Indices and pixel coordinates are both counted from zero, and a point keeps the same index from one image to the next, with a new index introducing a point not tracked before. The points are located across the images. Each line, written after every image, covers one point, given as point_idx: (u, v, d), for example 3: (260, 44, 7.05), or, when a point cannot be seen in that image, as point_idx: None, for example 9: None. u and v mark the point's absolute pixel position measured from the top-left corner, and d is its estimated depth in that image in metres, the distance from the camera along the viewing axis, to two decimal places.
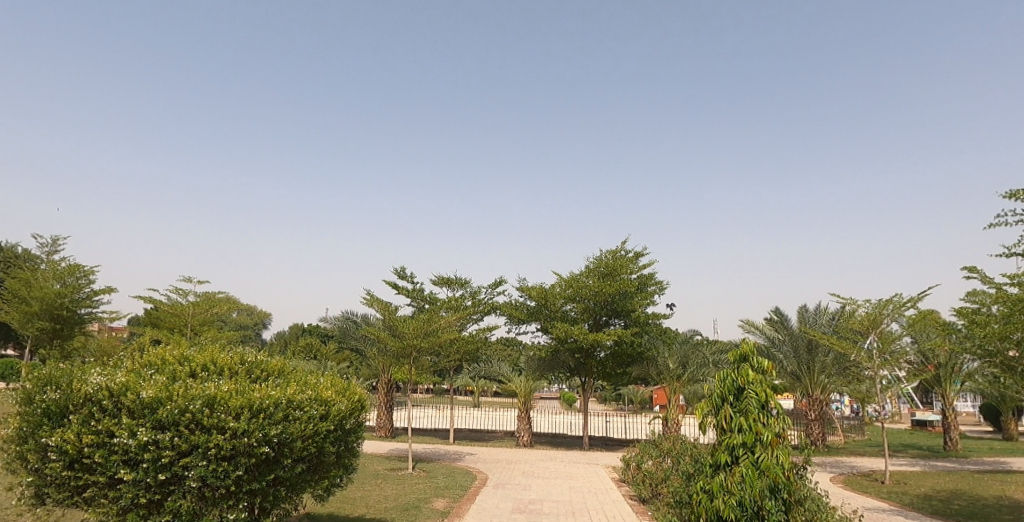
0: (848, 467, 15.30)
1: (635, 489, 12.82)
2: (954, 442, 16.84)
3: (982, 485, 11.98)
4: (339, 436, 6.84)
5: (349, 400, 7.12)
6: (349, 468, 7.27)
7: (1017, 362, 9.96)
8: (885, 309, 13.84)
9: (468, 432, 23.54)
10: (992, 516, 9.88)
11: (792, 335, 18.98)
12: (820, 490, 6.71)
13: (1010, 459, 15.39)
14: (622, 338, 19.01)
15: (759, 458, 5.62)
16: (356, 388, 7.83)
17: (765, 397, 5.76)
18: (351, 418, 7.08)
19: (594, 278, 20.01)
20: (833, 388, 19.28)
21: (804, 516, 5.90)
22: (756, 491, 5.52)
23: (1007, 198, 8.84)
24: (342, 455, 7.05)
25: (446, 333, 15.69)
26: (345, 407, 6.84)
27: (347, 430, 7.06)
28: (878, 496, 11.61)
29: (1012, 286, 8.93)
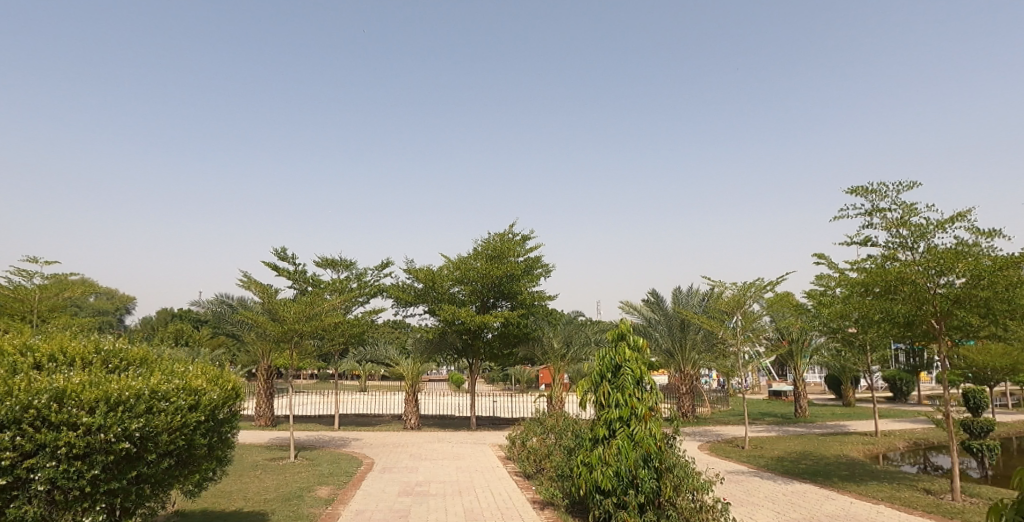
0: (713, 435, 16.75)
1: (520, 466, 13.20)
2: (802, 409, 18.97)
3: (824, 446, 13.60)
4: (210, 427, 6.36)
5: (222, 389, 6.63)
6: (222, 460, 6.81)
7: (854, 336, 11.38)
8: (748, 290, 15.15)
9: (354, 417, 22.95)
10: (830, 472, 11.26)
11: (667, 315, 20.39)
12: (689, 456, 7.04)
13: (846, 423, 17.61)
14: (508, 319, 19.33)
15: (634, 431, 6.39)
16: (230, 375, 7.30)
17: (640, 374, 6.57)
18: (223, 408, 6.61)
19: (481, 261, 20.16)
20: (702, 363, 20.86)
21: (672, 482, 6.28)
22: (631, 461, 6.31)
23: (853, 194, 9.57)
24: (215, 447, 6.57)
25: (330, 316, 15.07)
26: (217, 397, 6.36)
27: (220, 420, 6.59)
28: (738, 460, 12.82)
29: (851, 272, 10.09)
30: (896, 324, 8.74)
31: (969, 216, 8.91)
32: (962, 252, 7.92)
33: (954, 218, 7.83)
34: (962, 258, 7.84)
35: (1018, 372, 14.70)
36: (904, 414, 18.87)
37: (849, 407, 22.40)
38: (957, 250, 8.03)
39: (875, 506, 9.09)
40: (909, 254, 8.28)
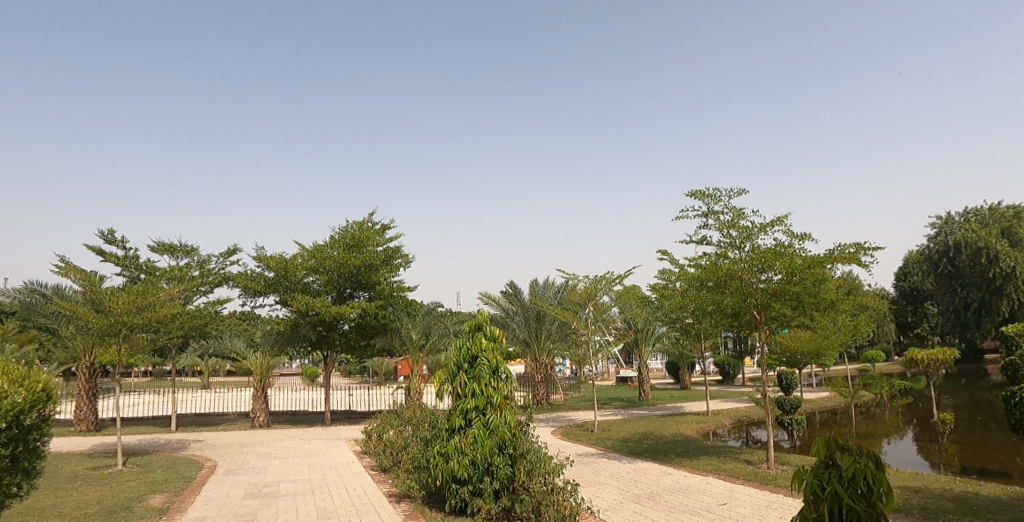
0: (565, 420, 17.68)
1: (377, 459, 12.96)
2: (645, 393, 20.64)
3: (662, 427, 14.94)
4: (12, 436, 5.52)
5: (27, 392, 5.77)
6: (29, 473, 5.96)
7: (690, 326, 12.59)
8: (599, 283, 16.14)
9: (195, 417, 21.10)
10: (666, 450, 12.40)
11: (523, 306, 21.17)
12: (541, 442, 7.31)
13: (682, 404, 19.46)
14: (366, 310, 18.85)
15: (489, 419, 6.62)
16: (39, 374, 6.37)
17: (496, 364, 6.84)
18: (29, 413, 5.77)
19: (338, 250, 19.46)
20: (556, 352, 21.86)
21: (525, 467, 6.56)
22: (486, 449, 6.51)
23: (690, 196, 10.26)
24: (18, 458, 5.72)
25: (166, 307, 13.66)
26: (20, 400, 5.52)
27: (24, 427, 5.74)
28: (587, 443, 13.69)
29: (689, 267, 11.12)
30: (725, 314, 9.81)
31: (786, 220, 9.97)
32: (780, 252, 9.05)
33: (774, 222, 8.92)
34: (780, 257, 8.97)
35: (819, 356, 17.17)
36: (729, 395, 21.25)
37: (685, 391, 24.75)
38: (776, 250, 9.16)
39: (704, 478, 10.19)
40: (738, 252, 9.33)
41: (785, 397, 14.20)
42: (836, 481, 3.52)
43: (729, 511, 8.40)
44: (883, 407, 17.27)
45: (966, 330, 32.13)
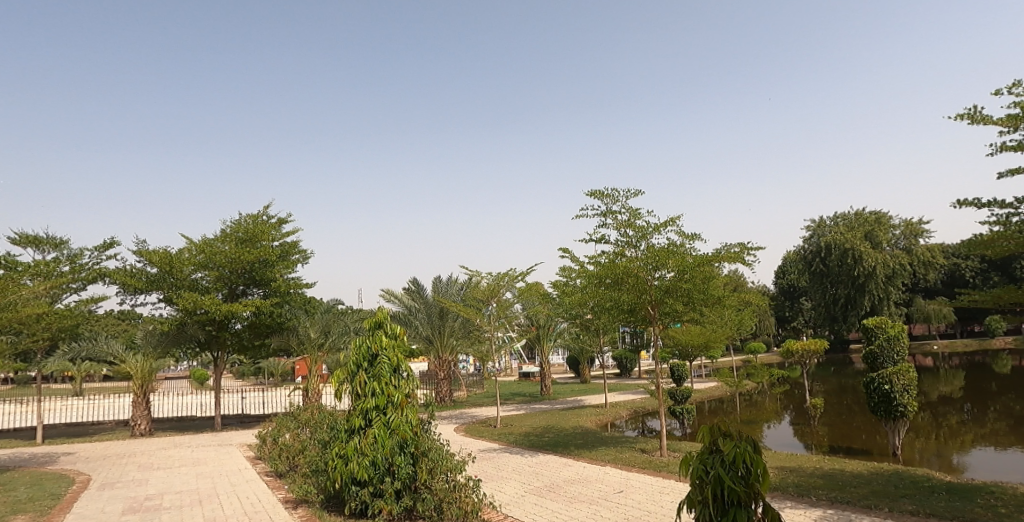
0: (469, 417, 17.67)
1: (271, 465, 12.31)
2: (547, 388, 21.06)
3: (563, 420, 15.29)
4: None
5: None
6: None
7: (590, 321, 12.96)
8: (502, 280, 16.25)
9: (62, 427, 19.09)
10: (568, 442, 12.70)
11: (426, 303, 20.94)
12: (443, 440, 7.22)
13: (582, 398, 20.04)
14: (261, 309, 17.86)
15: (390, 419, 6.45)
16: None
17: (397, 362, 6.68)
18: None
19: (229, 245, 18.31)
20: (459, 349, 21.80)
21: (428, 465, 6.43)
22: (387, 450, 6.34)
23: (589, 195, 10.49)
24: None
25: (28, 307, 12.22)
26: None
27: None
28: (491, 439, 13.75)
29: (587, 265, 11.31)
30: (622, 310, 10.14)
31: (678, 221, 10.47)
32: (672, 251, 9.48)
33: (667, 222, 9.31)
34: (672, 256, 9.40)
35: (707, 349, 18.25)
36: (626, 388, 22.10)
37: (584, 384, 25.53)
38: (669, 249, 9.59)
39: (603, 467, 10.52)
40: (634, 251, 9.67)
41: (678, 388, 14.97)
42: (719, 465, 3.72)
43: (625, 498, 8.71)
44: (762, 395, 18.65)
45: (834, 323, 35.40)
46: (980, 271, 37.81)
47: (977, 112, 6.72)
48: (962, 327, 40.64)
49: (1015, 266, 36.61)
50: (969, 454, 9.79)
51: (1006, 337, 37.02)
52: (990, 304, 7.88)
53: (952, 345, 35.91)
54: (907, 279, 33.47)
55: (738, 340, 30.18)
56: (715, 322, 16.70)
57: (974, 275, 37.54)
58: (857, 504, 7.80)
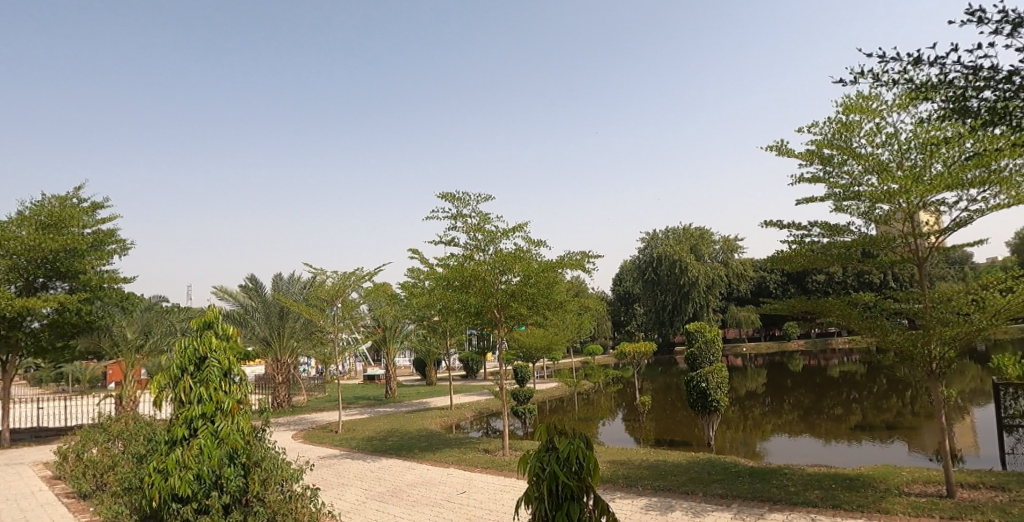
0: (309, 422, 16.80)
1: (71, 485, 10.70)
2: (392, 390, 20.69)
3: (408, 422, 15.08)
4: None
5: None
6: None
7: (438, 323, 12.92)
8: (348, 280, 15.67)
9: None
10: (413, 445, 12.54)
11: (265, 302, 19.46)
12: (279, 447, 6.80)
13: (428, 400, 19.95)
14: (66, 305, 15.52)
15: (218, 427, 5.83)
16: None
17: (228, 366, 6.04)
18: None
19: (27, 230, 15.72)
20: (300, 351, 20.69)
21: (261, 476, 6.15)
22: (213, 461, 5.73)
23: (438, 197, 10.41)
24: None
25: None
26: None
27: None
28: (332, 445, 13.17)
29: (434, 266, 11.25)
30: (468, 313, 10.21)
31: (525, 227, 10.78)
32: (518, 256, 9.73)
33: (515, 228, 9.52)
34: (519, 261, 9.64)
35: (548, 351, 19.01)
36: (472, 389, 22.38)
37: (431, 386, 25.44)
38: (515, 254, 9.84)
39: (446, 469, 10.53)
40: (482, 254, 9.80)
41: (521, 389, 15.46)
42: (554, 463, 3.86)
43: (468, 498, 8.78)
44: (597, 393, 19.87)
45: (662, 326, 38.70)
46: (778, 282, 43.58)
47: (782, 145, 7.69)
48: (764, 332, 46.48)
49: (806, 280, 42.69)
50: (768, 442, 11.18)
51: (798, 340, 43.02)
52: (787, 311, 9.05)
53: (756, 347, 40.95)
54: (724, 288, 37.52)
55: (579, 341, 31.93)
56: (557, 325, 17.49)
57: (776, 287, 43.16)
58: (677, 491, 8.55)
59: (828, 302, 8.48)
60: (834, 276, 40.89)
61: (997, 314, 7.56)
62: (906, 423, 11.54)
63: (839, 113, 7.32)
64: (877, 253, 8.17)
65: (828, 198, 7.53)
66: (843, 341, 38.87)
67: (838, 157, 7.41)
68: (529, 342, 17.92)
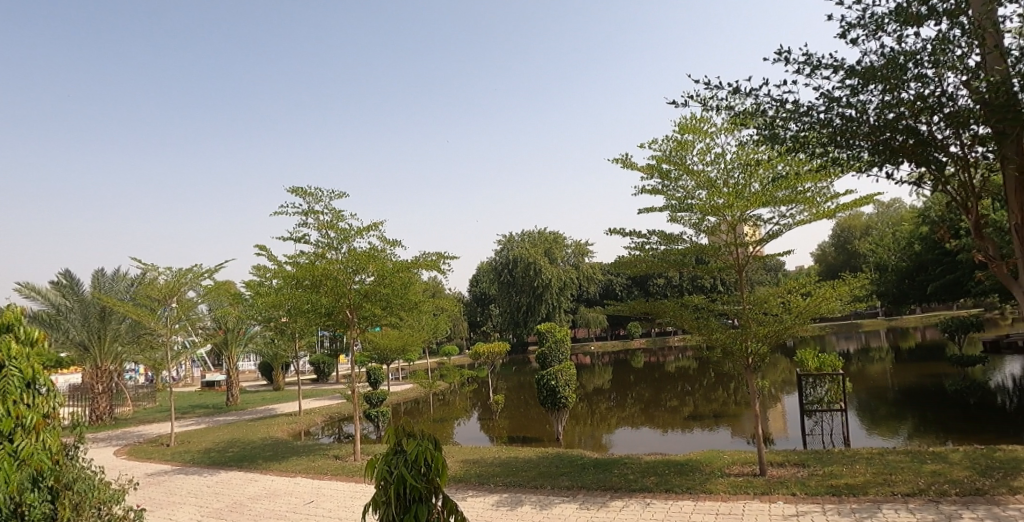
0: (134, 436, 15.08)
1: None
2: (235, 396, 19.26)
3: (252, 431, 14.08)
4: None
5: None
6: None
7: (285, 324, 12.22)
8: (184, 278, 14.32)
9: None
10: (256, 455, 11.73)
11: (83, 302, 17.18)
12: (96, 467, 5.65)
13: (276, 406, 18.83)
14: None
15: (19, 447, 4.47)
16: None
17: (31, 374, 4.71)
18: None
19: None
20: (125, 357, 18.56)
21: (76, 500, 4.84)
22: (11, 487, 4.41)
23: (288, 191, 9.85)
24: None
25: None
26: None
27: None
28: (161, 460, 11.92)
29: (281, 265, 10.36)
30: (319, 314, 9.74)
31: (381, 225, 10.49)
32: (373, 255, 9.45)
33: (370, 226, 9.21)
34: (373, 260, 9.37)
35: (404, 352, 18.75)
36: (323, 393, 21.46)
37: (278, 392, 24.04)
38: (369, 253, 9.54)
39: (293, 479, 9.97)
40: (334, 253, 9.40)
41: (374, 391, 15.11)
42: (402, 465, 3.80)
43: (314, 507, 8.40)
44: (453, 394, 19.97)
45: (516, 327, 39.64)
46: (624, 285, 46.93)
47: (627, 158, 8.18)
48: (611, 331, 49.71)
49: (648, 283, 46.41)
50: (613, 435, 11.89)
51: (640, 338, 46.55)
52: (629, 312, 9.68)
53: (604, 345, 43.63)
54: (574, 290, 39.54)
55: (435, 342, 31.91)
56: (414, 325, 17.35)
57: (622, 289, 46.43)
58: (528, 485, 8.80)
59: (663, 304, 9.20)
60: (671, 280, 44.82)
61: (799, 314, 8.67)
62: (729, 412, 12.86)
63: (676, 132, 7.93)
64: (709, 259, 8.95)
65: (666, 209, 8.14)
66: (677, 338, 42.68)
67: (675, 172, 8.05)
68: (384, 344, 17.58)
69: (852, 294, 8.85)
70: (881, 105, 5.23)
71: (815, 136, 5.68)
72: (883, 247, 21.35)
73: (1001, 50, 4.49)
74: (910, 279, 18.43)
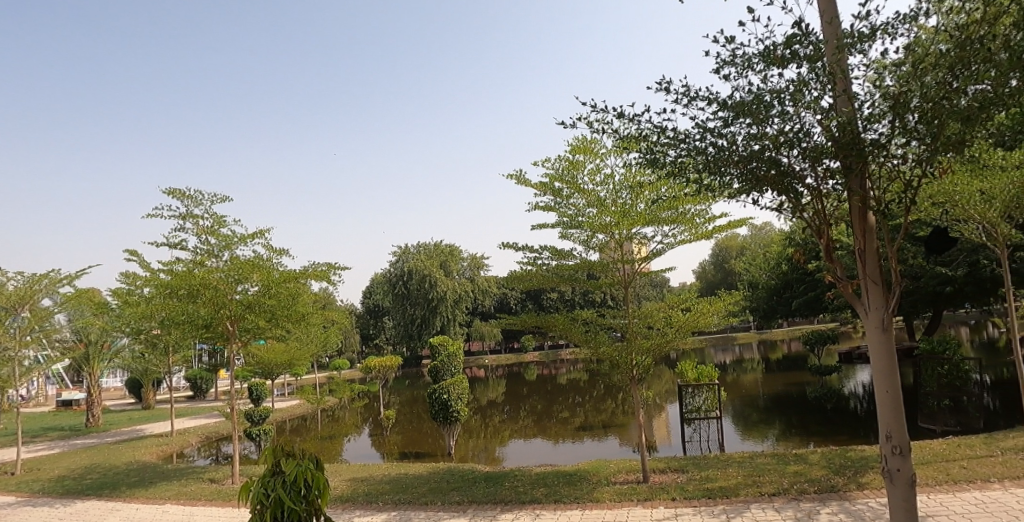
0: None
1: None
2: (96, 417, 17.51)
3: (115, 455, 12.85)
4: None
5: None
6: None
7: (157, 337, 11.33)
8: (38, 284, 12.95)
9: None
10: (119, 482, 10.71)
11: None
12: None
13: (144, 426, 17.32)
14: None
15: None
16: None
17: None
18: None
19: None
20: None
21: None
22: None
23: (165, 193, 9.15)
24: None
25: None
26: None
27: None
28: (3, 491, 10.57)
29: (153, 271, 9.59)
30: (196, 326, 9.12)
31: (267, 232, 10.00)
32: (257, 264, 8.98)
33: (255, 233, 8.75)
34: (257, 269, 8.91)
35: (291, 367, 17.94)
36: (199, 412, 20.04)
37: (147, 411, 22.14)
38: (254, 261, 9.05)
39: (161, 506, 9.19)
40: (214, 261, 8.85)
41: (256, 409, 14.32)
42: (279, 487, 4.00)
43: None
44: (343, 409, 19.33)
45: (409, 341, 38.91)
46: (518, 299, 47.85)
47: (521, 175, 8.34)
48: (505, 344, 50.37)
49: (541, 297, 47.62)
50: (505, 447, 11.96)
51: (534, 351, 47.54)
52: (521, 326, 9.83)
53: (498, 358, 44.02)
54: (469, 303, 39.67)
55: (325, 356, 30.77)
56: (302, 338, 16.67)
57: (516, 303, 47.33)
58: (417, 502, 8.65)
59: (554, 318, 9.43)
60: (564, 295, 46.14)
61: (679, 328, 9.18)
62: (616, 422, 13.36)
63: (567, 152, 8.20)
64: (599, 275, 9.26)
65: (557, 226, 8.36)
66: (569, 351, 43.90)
67: (566, 191, 8.31)
68: (269, 359, 16.71)
69: (727, 309, 9.48)
70: (749, 137, 5.63)
71: (692, 162, 6.04)
72: (755, 266, 23.21)
73: (849, 95, 4.98)
74: (777, 295, 20.14)
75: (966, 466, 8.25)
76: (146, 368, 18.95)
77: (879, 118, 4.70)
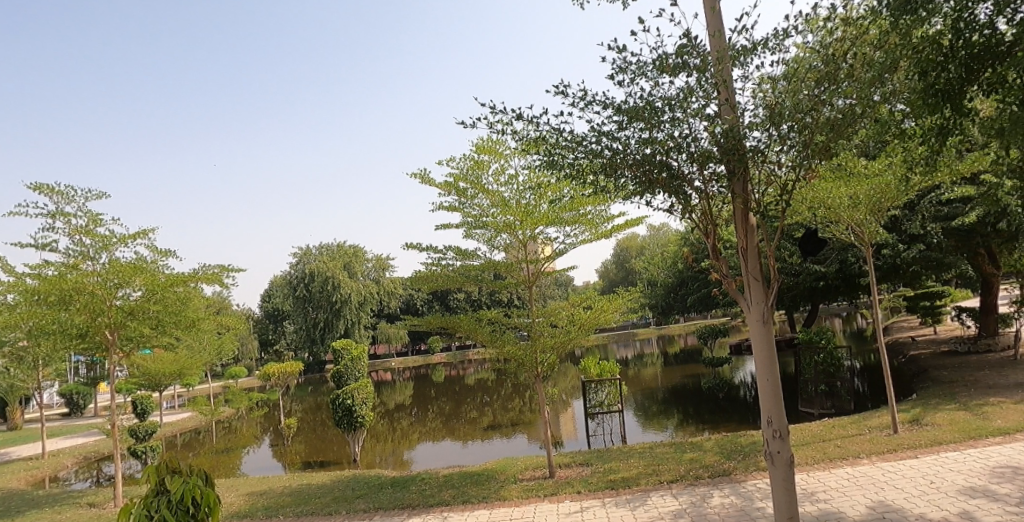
0: None
1: None
2: None
3: None
4: None
5: None
6: None
7: (24, 348, 10.32)
8: None
9: None
10: None
11: None
12: None
13: (10, 449, 15.65)
14: None
15: None
16: None
17: None
18: None
19: None
20: None
21: None
22: None
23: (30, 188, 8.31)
24: None
25: None
26: None
27: None
28: None
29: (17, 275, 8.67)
30: (70, 335, 8.37)
31: (152, 232, 9.31)
32: (140, 267, 8.34)
33: (137, 234, 8.14)
34: (140, 273, 8.27)
35: (182, 377, 16.84)
36: (75, 430, 18.37)
37: (12, 432, 19.99)
38: (136, 264, 8.41)
39: None
40: (90, 264, 8.13)
41: (141, 424, 13.32)
42: (163, 508, 3.90)
43: None
44: (240, 420, 18.38)
45: (313, 344, 37.67)
46: (425, 300, 47.46)
47: (425, 174, 8.31)
48: (413, 346, 49.82)
49: (449, 298, 47.52)
50: (413, 450, 11.84)
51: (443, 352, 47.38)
52: (427, 327, 9.77)
53: (405, 361, 43.50)
54: (373, 306, 38.82)
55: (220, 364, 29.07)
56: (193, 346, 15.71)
57: (423, 305, 46.95)
58: (321, 513, 8.38)
59: (458, 319, 9.45)
60: (470, 295, 46.25)
61: (581, 326, 9.45)
62: (523, 420, 13.56)
63: (472, 152, 8.25)
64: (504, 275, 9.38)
65: (462, 226, 8.41)
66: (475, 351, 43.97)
67: (470, 190, 8.36)
68: (156, 370, 15.60)
69: (626, 306, 9.87)
70: (641, 141, 5.89)
71: (589, 163, 6.23)
72: (654, 265, 24.32)
73: (732, 104, 5.33)
74: (675, 292, 21.21)
75: (840, 445, 9.06)
76: (10, 384, 17.12)
77: (758, 126, 5.05)
